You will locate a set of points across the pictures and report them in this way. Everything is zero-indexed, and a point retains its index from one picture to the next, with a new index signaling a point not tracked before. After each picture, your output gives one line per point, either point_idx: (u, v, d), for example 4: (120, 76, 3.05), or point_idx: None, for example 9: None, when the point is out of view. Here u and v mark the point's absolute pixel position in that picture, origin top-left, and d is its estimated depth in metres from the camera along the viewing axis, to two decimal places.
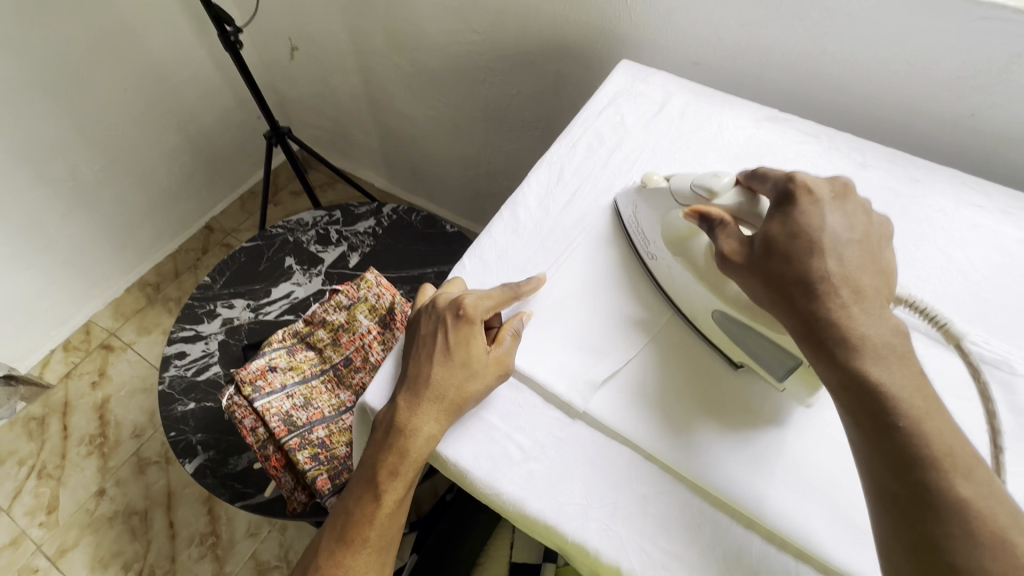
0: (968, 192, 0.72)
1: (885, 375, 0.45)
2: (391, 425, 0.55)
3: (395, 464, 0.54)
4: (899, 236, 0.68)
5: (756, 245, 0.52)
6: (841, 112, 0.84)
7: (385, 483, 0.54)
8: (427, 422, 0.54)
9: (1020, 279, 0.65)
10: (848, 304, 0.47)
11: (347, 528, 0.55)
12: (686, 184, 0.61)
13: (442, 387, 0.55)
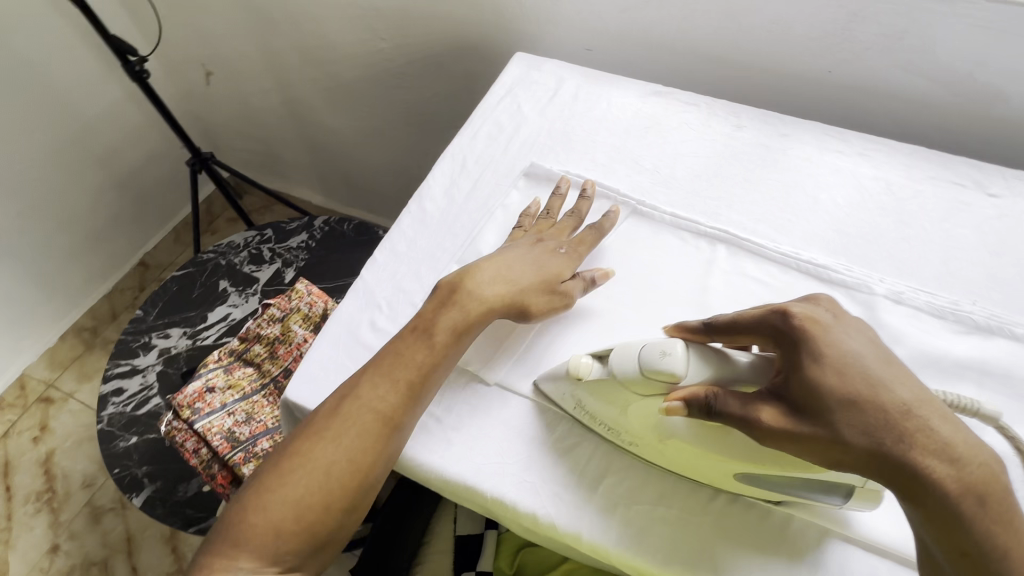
0: (830, 140, 0.80)
1: (993, 517, 0.39)
2: (416, 320, 0.59)
3: (403, 356, 0.56)
4: (773, 186, 0.75)
5: (802, 407, 0.44)
6: (720, 81, 0.91)
7: (388, 375, 0.55)
8: (446, 320, 0.58)
9: (877, 212, 0.72)
10: (949, 437, 0.40)
11: (330, 417, 0.54)
12: (632, 356, 0.50)
13: (484, 299, 0.59)
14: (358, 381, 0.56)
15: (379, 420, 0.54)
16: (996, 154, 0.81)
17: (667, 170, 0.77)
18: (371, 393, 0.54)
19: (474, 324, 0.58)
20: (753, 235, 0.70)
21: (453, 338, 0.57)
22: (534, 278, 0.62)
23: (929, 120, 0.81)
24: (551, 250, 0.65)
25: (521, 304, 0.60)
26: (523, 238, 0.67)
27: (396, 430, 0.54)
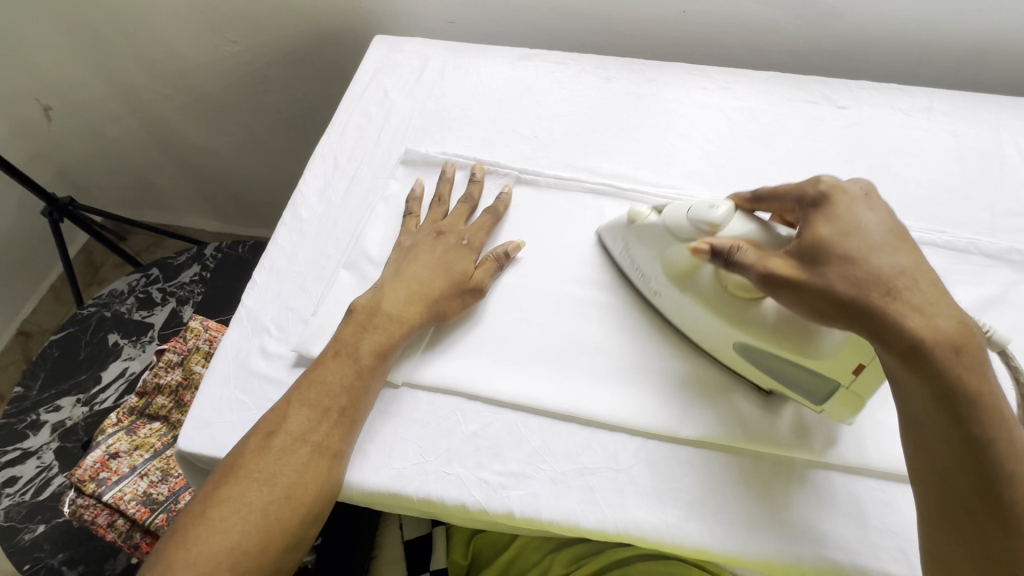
0: (694, 79, 0.82)
1: (976, 379, 0.40)
2: (336, 344, 0.56)
3: (329, 380, 0.53)
4: (648, 132, 0.76)
5: (802, 262, 0.46)
6: (585, 35, 0.91)
7: (315, 404, 0.52)
8: (368, 339, 0.55)
9: (746, 140, 0.75)
10: (926, 302, 0.42)
11: (257, 458, 0.49)
12: (683, 215, 0.54)
13: (398, 310, 0.57)
14: (283, 415, 0.52)
15: (312, 452, 0.50)
16: (841, 69, 0.87)
17: (545, 133, 0.77)
18: (300, 425, 0.51)
19: (397, 338, 0.56)
20: (636, 183, 0.71)
21: (377, 356, 0.55)
22: (442, 278, 0.59)
23: (780, 46, 0.85)
24: (455, 243, 0.62)
25: (435, 308, 0.58)
26: (423, 232, 0.64)
27: (332, 460, 0.51)
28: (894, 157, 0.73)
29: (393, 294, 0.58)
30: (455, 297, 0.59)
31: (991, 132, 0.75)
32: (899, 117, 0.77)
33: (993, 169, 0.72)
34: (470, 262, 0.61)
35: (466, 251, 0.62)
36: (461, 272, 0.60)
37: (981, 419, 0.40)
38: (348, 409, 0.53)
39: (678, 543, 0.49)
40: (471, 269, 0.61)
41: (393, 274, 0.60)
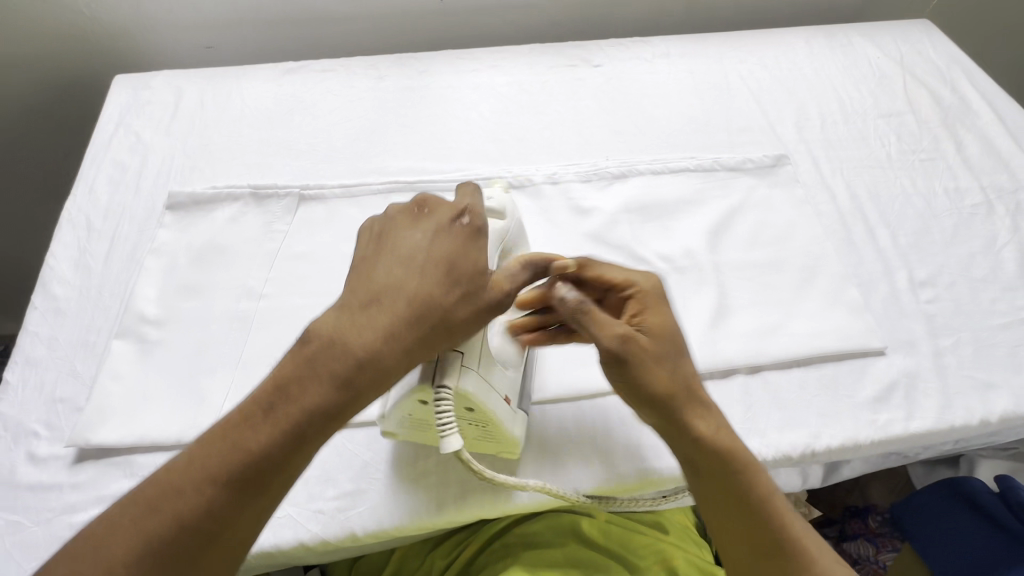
0: (463, 63, 0.84)
1: (759, 476, 0.46)
2: (322, 333, 0.42)
3: (246, 441, 0.39)
4: (427, 122, 0.77)
5: (653, 355, 0.46)
6: (353, 40, 0.90)
7: (219, 475, 0.38)
8: (314, 387, 0.40)
9: (519, 111, 0.80)
10: (701, 412, 0.46)
11: (121, 554, 0.36)
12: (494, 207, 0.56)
13: (360, 341, 0.41)
14: (177, 490, 0.38)
15: (202, 547, 0.38)
16: (594, 31, 0.94)
17: (324, 144, 0.74)
18: (279, 444, 0.39)
19: (367, 383, 0.41)
20: (424, 174, 0.72)
21: (330, 413, 0.40)
22: (437, 286, 0.44)
23: (537, 19, 0.91)
24: (461, 237, 0.46)
25: (431, 336, 0.43)
26: (409, 211, 0.48)
27: (237, 548, 0.39)
28: (646, 102, 0.82)
29: (359, 313, 0.42)
30: (458, 315, 0.44)
31: (716, 65, 0.87)
32: (644, 66, 0.86)
33: (723, 96, 0.83)
34: (486, 272, 0.45)
35: (482, 251, 0.46)
36: (465, 284, 0.44)
37: (769, 496, 0.45)
38: (274, 487, 0.40)
39: (520, 504, 0.51)
40: (491, 282, 0.45)
41: (412, 251, 0.45)
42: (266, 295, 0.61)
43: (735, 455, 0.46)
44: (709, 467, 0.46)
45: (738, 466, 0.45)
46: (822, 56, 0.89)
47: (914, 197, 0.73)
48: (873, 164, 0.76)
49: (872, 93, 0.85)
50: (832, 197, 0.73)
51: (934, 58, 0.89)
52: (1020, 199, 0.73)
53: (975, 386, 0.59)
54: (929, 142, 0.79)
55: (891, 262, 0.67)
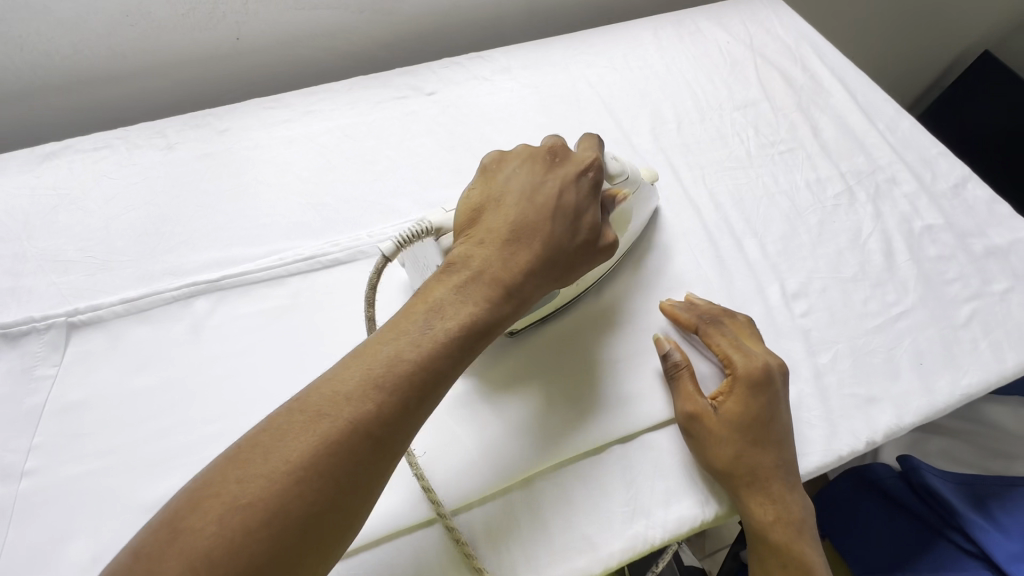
0: (271, 113, 0.72)
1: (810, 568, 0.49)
2: (474, 261, 0.44)
3: (413, 351, 0.39)
4: (233, 196, 0.65)
5: (714, 434, 0.50)
6: (140, 98, 0.76)
7: (386, 377, 0.38)
8: (471, 306, 0.42)
9: (345, 164, 0.68)
10: (767, 500, 0.50)
11: (301, 453, 0.34)
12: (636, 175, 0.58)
13: (504, 270, 0.44)
14: (348, 395, 0.37)
15: (380, 457, 0.36)
16: (431, 52, 0.87)
17: (101, 246, 0.60)
18: (438, 356, 0.40)
19: (507, 311, 0.44)
20: (232, 265, 0.60)
21: (474, 333, 0.42)
22: (559, 231, 0.47)
23: (357, 46, 0.81)
24: (575, 179, 0.49)
25: (551, 274, 0.47)
26: (537, 157, 0.50)
27: (397, 459, 0.38)
28: (490, 130, 0.73)
29: (500, 246, 0.45)
30: (574, 260, 0.48)
31: (563, 74, 0.79)
32: (484, 87, 0.77)
33: (573, 110, 0.75)
34: (596, 210, 0.49)
35: (591, 187, 0.49)
36: (580, 228, 0.48)
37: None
38: (435, 398, 0.40)
39: None
40: (596, 226, 0.49)
41: (531, 188, 0.48)
42: (30, 470, 0.48)
43: (793, 547, 0.49)
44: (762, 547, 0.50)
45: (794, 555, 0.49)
46: (673, 48, 0.83)
47: (778, 197, 0.69)
48: (734, 165, 0.72)
49: (726, 83, 0.80)
50: (696, 211, 0.67)
51: (782, 35, 0.86)
52: (879, 180, 0.71)
53: (858, 404, 0.55)
54: (787, 130, 0.75)
55: (762, 275, 0.63)
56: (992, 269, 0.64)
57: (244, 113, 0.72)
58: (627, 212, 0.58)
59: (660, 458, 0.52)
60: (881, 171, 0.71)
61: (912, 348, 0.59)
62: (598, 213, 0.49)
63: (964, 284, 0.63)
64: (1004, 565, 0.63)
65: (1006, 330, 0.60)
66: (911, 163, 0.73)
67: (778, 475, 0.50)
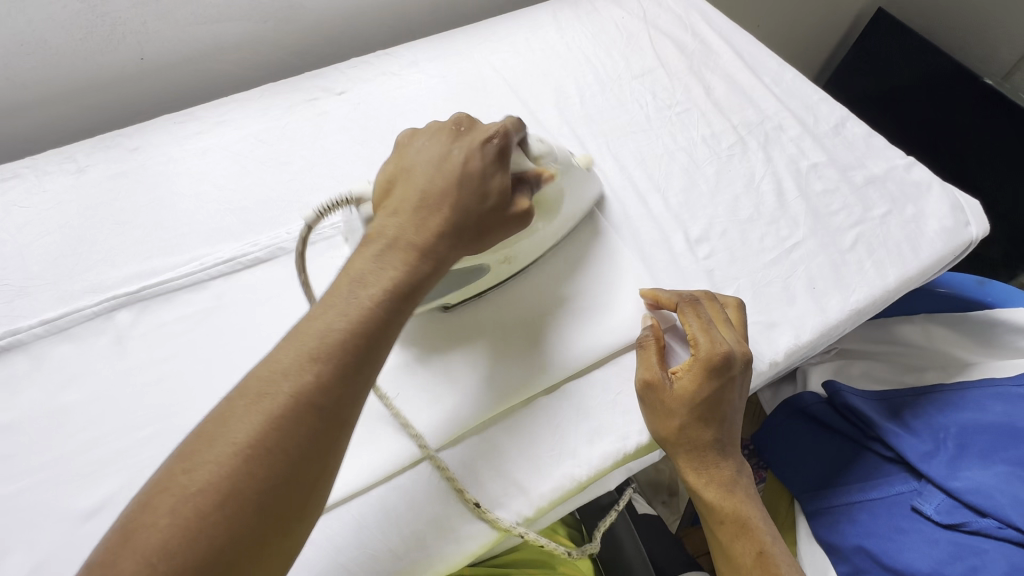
0: (182, 128, 0.73)
1: (754, 526, 0.52)
2: (389, 232, 0.44)
3: (341, 320, 0.39)
4: (149, 210, 0.66)
5: (665, 405, 0.52)
6: (47, 127, 0.75)
7: (319, 350, 0.37)
8: (391, 272, 0.42)
9: (259, 168, 0.70)
10: (707, 466, 0.53)
11: (245, 431, 0.34)
12: (564, 155, 0.60)
13: (418, 234, 0.44)
14: (282, 371, 0.36)
15: (320, 424, 0.36)
16: (342, 52, 0.89)
17: (18, 272, 0.61)
18: (366, 321, 0.39)
19: (432, 272, 0.44)
20: (153, 276, 0.61)
21: (404, 295, 0.42)
22: (469, 192, 0.47)
23: (264, 55, 0.83)
24: (480, 144, 0.49)
25: (471, 233, 0.48)
26: (440, 136, 0.50)
27: (341, 430, 0.37)
28: (401, 121, 0.75)
29: (414, 214, 0.45)
30: (486, 215, 0.48)
31: (467, 62, 0.82)
32: (392, 81, 0.79)
33: (479, 94, 0.79)
34: (503, 173, 0.50)
35: (496, 154, 0.50)
36: (490, 189, 0.48)
37: (758, 539, 0.51)
38: (368, 364, 0.39)
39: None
40: (505, 189, 0.50)
41: (433, 157, 0.49)
42: None
43: (737, 507, 0.52)
44: (710, 513, 0.53)
45: (728, 513, 0.52)
46: (571, 28, 0.87)
47: (678, 154, 0.74)
48: (635, 129, 0.76)
49: (623, 56, 0.84)
50: (602, 175, 0.72)
51: (673, 6, 0.91)
52: (767, 129, 0.76)
53: (759, 329, 0.60)
54: (681, 93, 0.80)
55: (666, 226, 0.68)
56: (872, 196, 0.70)
57: (155, 129, 0.73)
58: (556, 194, 0.59)
59: (582, 401, 0.56)
60: (768, 121, 0.77)
61: (805, 274, 0.64)
62: (506, 172, 0.50)
63: (848, 213, 0.69)
64: (917, 463, 0.69)
65: (887, 248, 0.66)
66: (795, 110, 0.79)
67: (717, 447, 0.53)
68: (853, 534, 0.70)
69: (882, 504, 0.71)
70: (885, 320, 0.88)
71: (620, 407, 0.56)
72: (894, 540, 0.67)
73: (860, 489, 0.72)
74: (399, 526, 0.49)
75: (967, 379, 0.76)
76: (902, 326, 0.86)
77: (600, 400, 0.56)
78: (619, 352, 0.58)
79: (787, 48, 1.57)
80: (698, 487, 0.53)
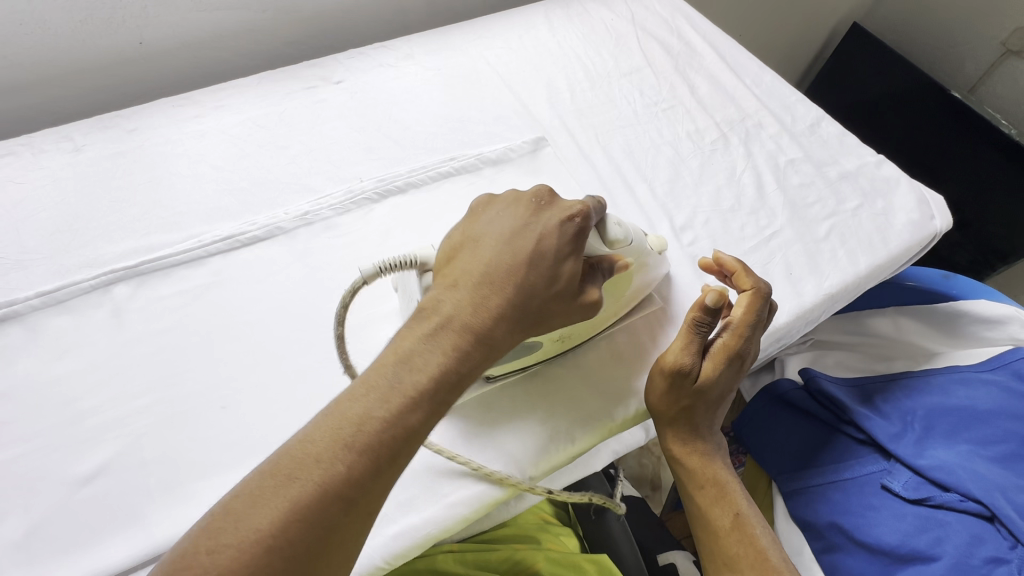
0: (180, 111, 0.74)
1: (733, 497, 0.56)
2: (444, 308, 0.44)
3: (379, 407, 0.39)
4: (146, 189, 0.67)
5: (680, 386, 0.54)
6: (40, 109, 0.76)
7: (353, 437, 0.37)
8: (439, 357, 0.42)
9: (256, 151, 0.71)
10: (698, 441, 0.56)
11: (269, 520, 0.34)
12: (638, 239, 0.56)
13: (474, 315, 0.44)
14: (315, 455, 0.36)
15: (349, 514, 0.36)
16: (337, 44, 0.91)
17: (12, 248, 0.61)
18: (403, 415, 0.39)
19: (479, 360, 0.44)
20: (151, 252, 0.62)
21: (449, 384, 0.42)
22: (538, 274, 0.46)
23: (261, 45, 0.84)
24: (560, 222, 0.48)
25: (529, 321, 0.46)
26: (513, 210, 0.49)
27: (368, 519, 0.37)
28: (397, 110, 0.77)
29: (473, 291, 0.45)
30: (555, 302, 0.47)
31: (462, 56, 0.85)
32: (389, 72, 0.81)
33: (474, 88, 0.81)
34: (576, 256, 0.48)
35: (575, 233, 0.48)
36: (559, 273, 0.47)
37: (736, 507, 0.55)
38: (400, 457, 0.39)
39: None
40: (575, 276, 0.48)
41: (504, 232, 0.48)
42: None
43: (718, 477, 0.56)
44: (693, 484, 0.56)
45: (710, 479, 0.56)
46: (563, 28, 0.90)
47: (664, 148, 0.77)
48: (624, 124, 0.79)
49: (612, 55, 0.88)
50: (592, 166, 0.75)
51: (660, 10, 0.95)
52: (748, 126, 0.80)
53: None
54: (667, 91, 0.84)
55: (653, 215, 0.71)
56: (845, 190, 0.74)
57: (152, 111, 0.74)
58: (627, 282, 0.56)
59: (572, 378, 0.58)
60: (749, 118, 0.81)
61: (784, 260, 0.68)
62: (579, 257, 0.48)
63: (822, 205, 0.73)
64: (885, 443, 0.73)
65: (858, 238, 0.70)
66: (774, 109, 0.83)
67: (706, 423, 0.57)
68: (827, 512, 0.73)
69: (854, 483, 0.74)
70: (858, 312, 0.92)
71: (607, 383, 0.58)
72: (865, 516, 0.70)
73: (834, 469, 0.76)
74: (397, 492, 0.50)
75: (933, 366, 0.80)
76: (874, 318, 0.90)
77: (591, 378, 0.58)
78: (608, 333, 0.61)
79: (768, 59, 1.63)
80: (682, 455, 0.56)
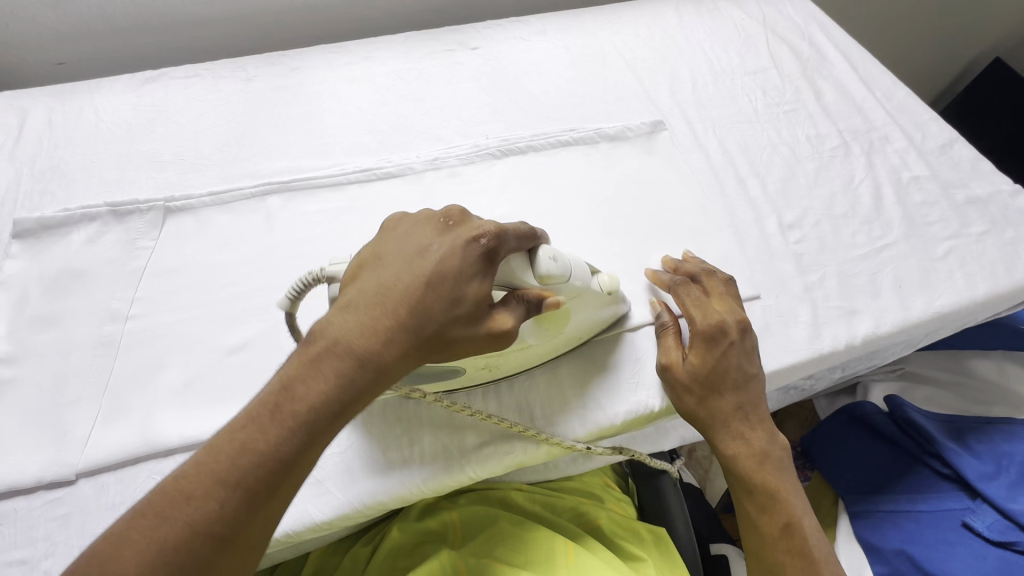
0: (335, 57, 0.82)
1: (785, 497, 0.53)
2: (331, 331, 0.38)
3: (257, 441, 0.35)
4: (301, 120, 0.75)
5: (684, 379, 0.55)
6: (221, 43, 0.87)
7: (229, 473, 0.34)
8: (322, 387, 0.37)
9: (396, 101, 0.78)
10: (735, 438, 0.55)
11: (134, 562, 0.31)
12: (577, 266, 0.51)
13: (366, 342, 0.38)
14: (187, 493, 0.33)
15: (212, 554, 0.33)
16: (474, 16, 0.97)
17: (190, 153, 0.71)
18: (283, 446, 0.35)
19: (364, 389, 0.38)
20: (300, 173, 0.70)
21: (338, 411, 0.37)
22: (437, 293, 0.40)
23: (409, 9, 0.92)
24: (465, 240, 0.41)
25: (425, 345, 0.40)
26: (423, 228, 0.43)
27: (247, 552, 0.35)
28: (526, 80, 0.82)
29: (366, 312, 0.39)
30: (460, 330, 0.41)
31: (590, 38, 0.88)
32: (522, 45, 0.86)
33: (599, 68, 0.85)
34: (485, 278, 0.41)
35: (482, 256, 0.41)
36: (462, 295, 0.40)
37: (785, 509, 0.53)
38: (279, 491, 0.36)
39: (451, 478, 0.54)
40: (483, 298, 0.41)
41: (409, 249, 0.42)
42: (134, 315, 0.58)
43: (766, 479, 0.54)
44: (736, 482, 0.55)
45: (759, 485, 0.53)
46: (692, 22, 0.92)
47: (780, 148, 0.77)
48: (743, 120, 0.80)
49: (738, 53, 0.88)
50: (705, 154, 0.76)
51: (793, 16, 0.94)
52: (873, 139, 0.79)
53: (839, 314, 0.63)
54: (791, 94, 0.84)
55: (762, 209, 0.71)
56: (971, 215, 0.71)
57: (312, 54, 0.83)
58: (560, 316, 0.51)
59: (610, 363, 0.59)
60: (875, 131, 0.79)
61: (893, 273, 0.66)
62: (487, 278, 0.41)
63: (944, 225, 0.70)
64: (974, 481, 0.69)
65: (979, 264, 0.67)
66: (904, 126, 0.80)
67: (740, 418, 0.55)
68: (896, 539, 0.71)
69: (930, 517, 0.71)
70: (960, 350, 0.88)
71: None
72: (940, 550, 0.68)
73: (909, 499, 0.73)
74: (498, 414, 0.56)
75: None
76: (977, 359, 0.86)
77: (616, 366, 0.59)
78: (637, 329, 0.61)
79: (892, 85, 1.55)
80: (728, 458, 0.55)
